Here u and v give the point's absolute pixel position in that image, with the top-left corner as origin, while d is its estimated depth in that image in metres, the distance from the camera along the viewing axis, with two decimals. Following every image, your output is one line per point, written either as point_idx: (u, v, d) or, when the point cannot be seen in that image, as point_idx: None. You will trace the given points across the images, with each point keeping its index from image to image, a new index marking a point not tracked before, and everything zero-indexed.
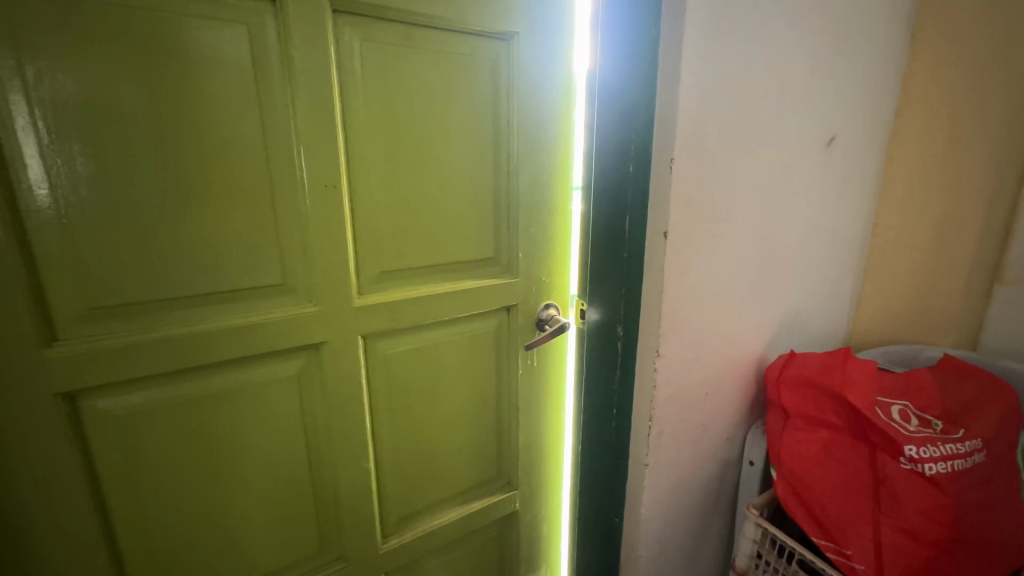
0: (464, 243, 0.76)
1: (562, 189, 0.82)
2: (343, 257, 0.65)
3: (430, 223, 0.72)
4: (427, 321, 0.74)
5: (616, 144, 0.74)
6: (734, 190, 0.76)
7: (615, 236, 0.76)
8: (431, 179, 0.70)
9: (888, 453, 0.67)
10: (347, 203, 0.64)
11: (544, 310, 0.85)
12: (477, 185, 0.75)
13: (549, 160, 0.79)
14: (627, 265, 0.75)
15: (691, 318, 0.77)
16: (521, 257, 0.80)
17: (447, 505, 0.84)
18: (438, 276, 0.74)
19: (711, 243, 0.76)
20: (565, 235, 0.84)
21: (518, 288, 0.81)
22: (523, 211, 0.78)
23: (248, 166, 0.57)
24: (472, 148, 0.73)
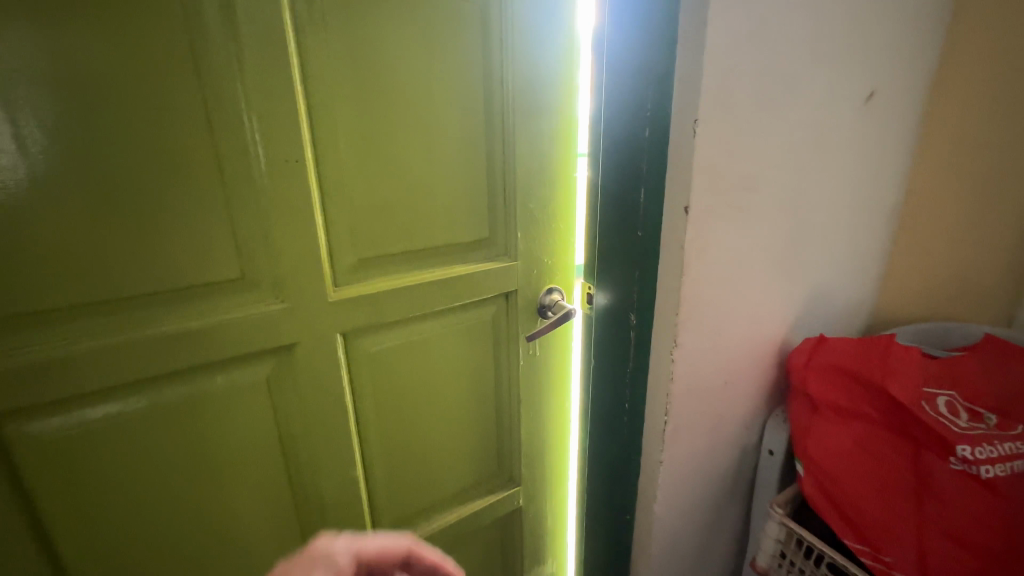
0: (455, 223, 0.66)
1: (566, 158, 0.72)
2: (313, 245, 0.56)
3: (416, 203, 0.62)
4: (416, 314, 0.66)
5: (627, 105, 0.64)
6: (759, 156, 0.66)
7: (626, 212, 0.67)
8: (414, 151, 0.61)
9: (935, 452, 0.60)
10: (315, 181, 0.55)
11: (547, 295, 0.76)
12: (468, 155, 0.65)
13: (550, 124, 0.69)
14: (640, 245, 0.66)
15: (711, 302, 0.69)
16: (520, 237, 0.71)
17: (445, 506, 0.79)
18: (426, 262, 0.65)
19: (734, 218, 0.66)
20: (568, 211, 0.74)
21: (517, 272, 0.73)
22: (520, 184, 0.68)
23: (186, 139, 0.47)
24: (461, 113, 0.63)
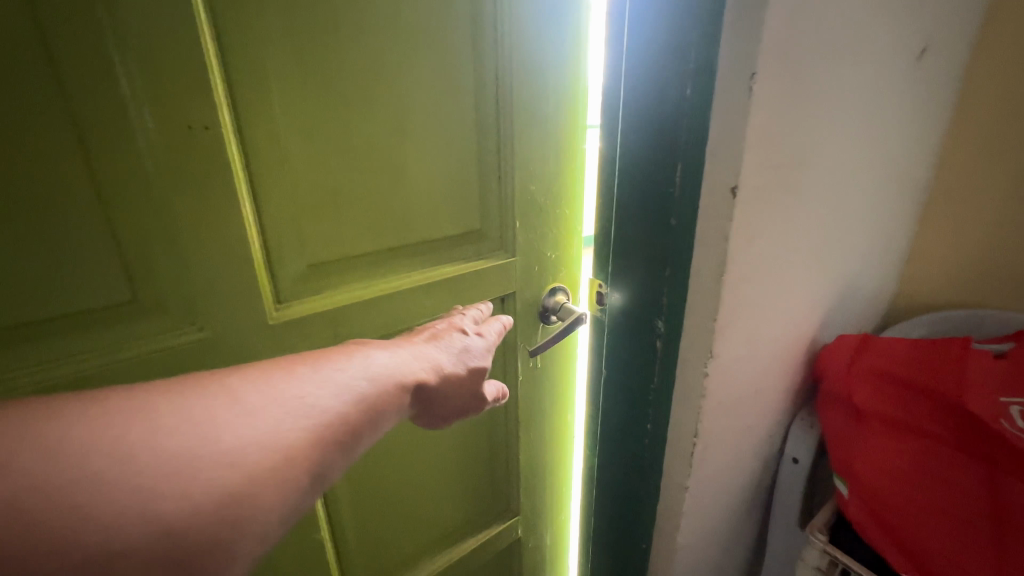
0: (438, 212, 0.52)
1: (574, 128, 0.57)
2: (241, 252, 0.40)
3: (386, 188, 0.47)
4: (391, 331, 0.51)
5: (654, 58, 0.49)
6: (812, 123, 0.53)
7: (649, 196, 0.53)
8: (381, 118, 0.45)
9: (1015, 475, 0.51)
10: (240, 161, 0.39)
11: (550, 296, 0.63)
12: (452, 124, 0.50)
13: (556, 82, 0.54)
14: (667, 239, 0.53)
15: (750, 302, 0.57)
16: (519, 227, 0.57)
17: (431, 550, 0.67)
18: (403, 265, 0.51)
19: (780, 200, 0.54)
20: (574, 194, 0.61)
21: (513, 272, 0.59)
22: (519, 159, 0.54)
23: (19, 101, 0.31)
24: (441, 68, 0.47)
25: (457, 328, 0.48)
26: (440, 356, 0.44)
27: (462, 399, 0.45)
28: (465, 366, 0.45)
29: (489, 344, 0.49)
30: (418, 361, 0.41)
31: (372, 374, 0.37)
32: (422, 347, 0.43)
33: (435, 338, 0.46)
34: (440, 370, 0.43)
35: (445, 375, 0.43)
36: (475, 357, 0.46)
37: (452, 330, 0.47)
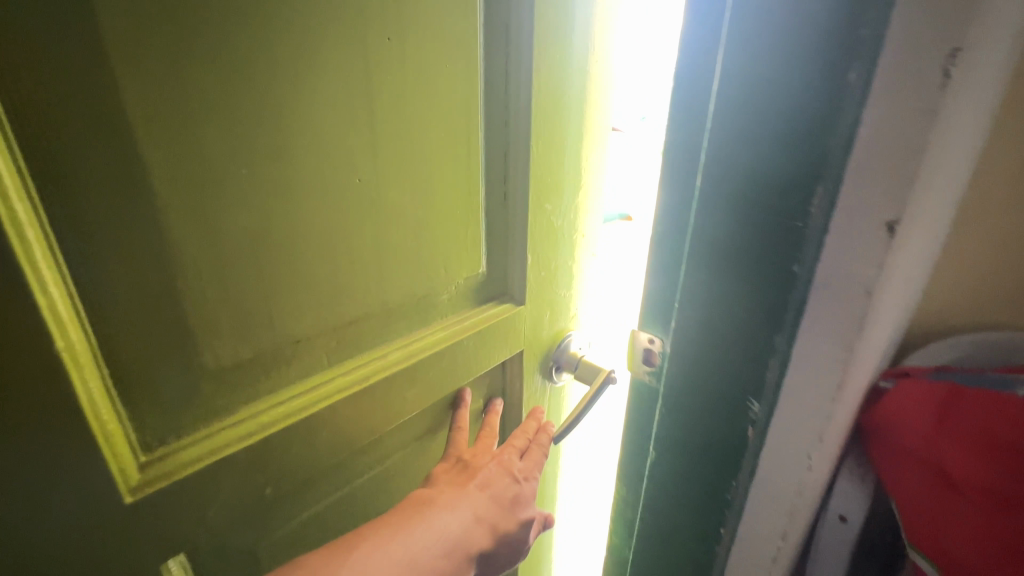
0: (416, 262, 0.36)
1: (583, 143, 0.45)
2: (51, 393, 0.21)
3: (334, 238, 0.31)
4: (352, 441, 0.35)
5: (746, 37, 0.33)
6: (974, 124, 0.37)
7: (749, 225, 0.36)
8: (319, 133, 0.28)
9: None
10: (43, 223, 0.21)
11: (560, 348, 0.51)
12: (432, 138, 0.34)
13: (573, 79, 0.41)
14: (778, 290, 0.36)
15: (872, 365, 0.41)
16: (531, 267, 0.44)
17: None
18: (360, 343, 0.35)
19: (924, 231, 0.38)
20: (585, 222, 0.48)
21: (518, 323, 0.45)
22: (531, 179, 0.41)
23: None
24: (410, 55, 0.31)
25: (507, 469, 0.40)
26: (495, 512, 0.36)
27: (513, 554, 0.38)
28: (518, 523, 0.38)
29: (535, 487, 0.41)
30: (480, 527, 0.34)
31: (448, 547, 0.32)
32: (480, 501, 0.36)
33: (490, 486, 0.37)
34: (496, 531, 0.36)
35: (500, 536, 0.36)
36: (525, 509, 0.39)
37: (505, 471, 0.39)
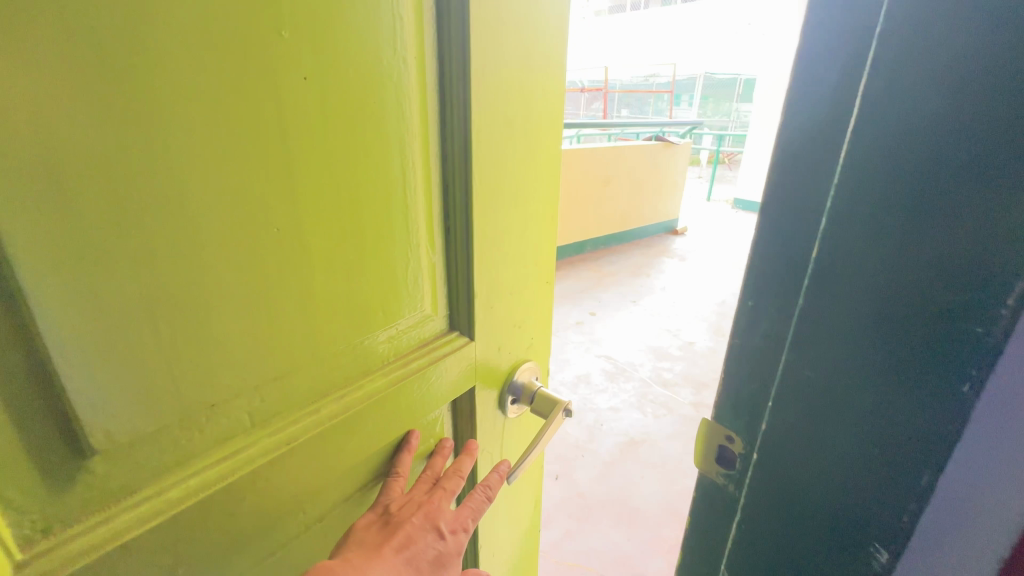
0: (354, 306, 0.34)
1: (529, 164, 0.43)
2: None
3: (239, 294, 0.27)
4: (292, 494, 0.34)
5: (890, 67, 0.25)
6: None
7: (878, 308, 0.29)
8: (225, 186, 0.25)
9: None
10: None
11: (518, 377, 0.51)
12: (358, 175, 0.32)
13: (513, 113, 0.40)
14: (917, 395, 0.29)
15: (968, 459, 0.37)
16: (475, 298, 0.42)
17: None
18: (292, 399, 0.32)
19: None
20: (533, 251, 0.48)
21: (469, 355, 0.44)
22: (468, 213, 0.39)
23: None
24: (330, 95, 0.29)
25: (432, 524, 0.40)
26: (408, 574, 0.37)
27: None
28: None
29: (466, 537, 0.42)
30: None
31: None
32: (393, 566, 0.36)
33: (409, 546, 0.38)
34: None
35: None
36: (445, 563, 0.40)
37: (427, 527, 0.39)
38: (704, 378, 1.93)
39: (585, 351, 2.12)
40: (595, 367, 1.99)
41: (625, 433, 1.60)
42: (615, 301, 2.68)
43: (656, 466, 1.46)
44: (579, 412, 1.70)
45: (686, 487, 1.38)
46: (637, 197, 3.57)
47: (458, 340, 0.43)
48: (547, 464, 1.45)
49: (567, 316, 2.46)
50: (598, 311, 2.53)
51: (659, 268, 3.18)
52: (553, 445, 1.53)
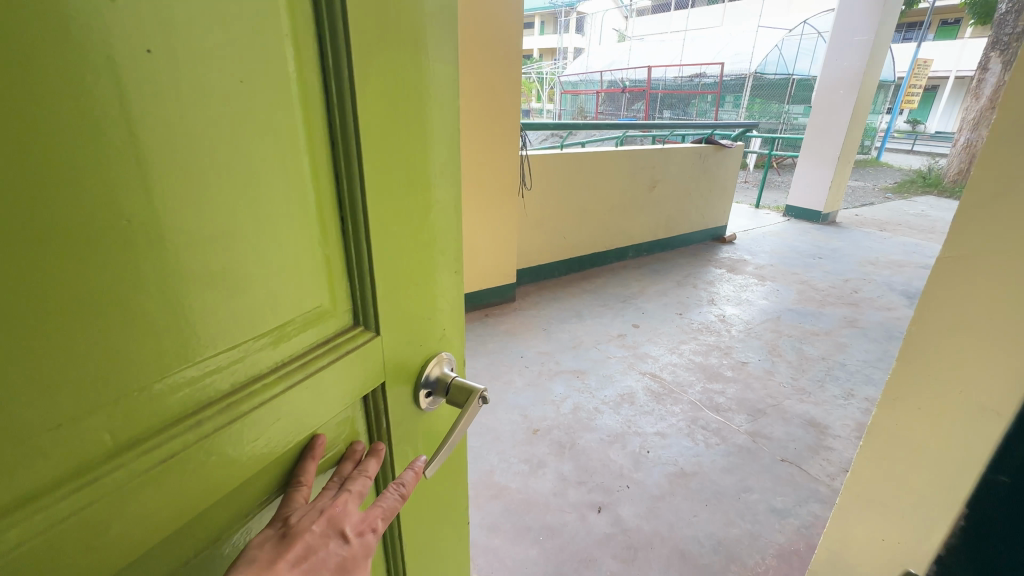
0: (237, 301, 0.30)
1: (424, 155, 0.42)
2: None
3: (77, 294, 0.22)
4: (177, 524, 0.29)
5: None
6: None
7: None
8: (54, 165, 0.21)
9: None
10: None
11: (433, 368, 0.50)
12: (231, 156, 0.28)
13: (403, 95, 0.38)
14: None
15: None
16: (374, 291, 0.41)
17: None
18: (165, 413, 0.28)
19: None
20: (437, 241, 0.47)
21: (373, 351, 0.42)
22: (366, 199, 0.37)
23: None
24: (186, 58, 0.24)
25: (335, 527, 0.37)
26: None
27: None
28: None
29: (375, 538, 0.39)
30: None
31: None
32: None
33: (308, 555, 0.35)
34: None
35: None
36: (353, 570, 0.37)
37: (330, 533, 0.36)
38: (760, 404, 1.77)
39: (629, 369, 2.00)
40: (640, 387, 1.87)
41: (672, 462, 1.47)
42: (660, 313, 2.54)
43: (709, 504, 1.33)
44: (622, 436, 1.59)
45: (744, 531, 1.25)
46: (684, 202, 3.41)
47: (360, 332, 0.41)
48: (589, 493, 1.35)
49: (609, 328, 2.34)
50: (641, 324, 2.40)
51: (706, 280, 3.00)
52: (594, 472, 1.42)
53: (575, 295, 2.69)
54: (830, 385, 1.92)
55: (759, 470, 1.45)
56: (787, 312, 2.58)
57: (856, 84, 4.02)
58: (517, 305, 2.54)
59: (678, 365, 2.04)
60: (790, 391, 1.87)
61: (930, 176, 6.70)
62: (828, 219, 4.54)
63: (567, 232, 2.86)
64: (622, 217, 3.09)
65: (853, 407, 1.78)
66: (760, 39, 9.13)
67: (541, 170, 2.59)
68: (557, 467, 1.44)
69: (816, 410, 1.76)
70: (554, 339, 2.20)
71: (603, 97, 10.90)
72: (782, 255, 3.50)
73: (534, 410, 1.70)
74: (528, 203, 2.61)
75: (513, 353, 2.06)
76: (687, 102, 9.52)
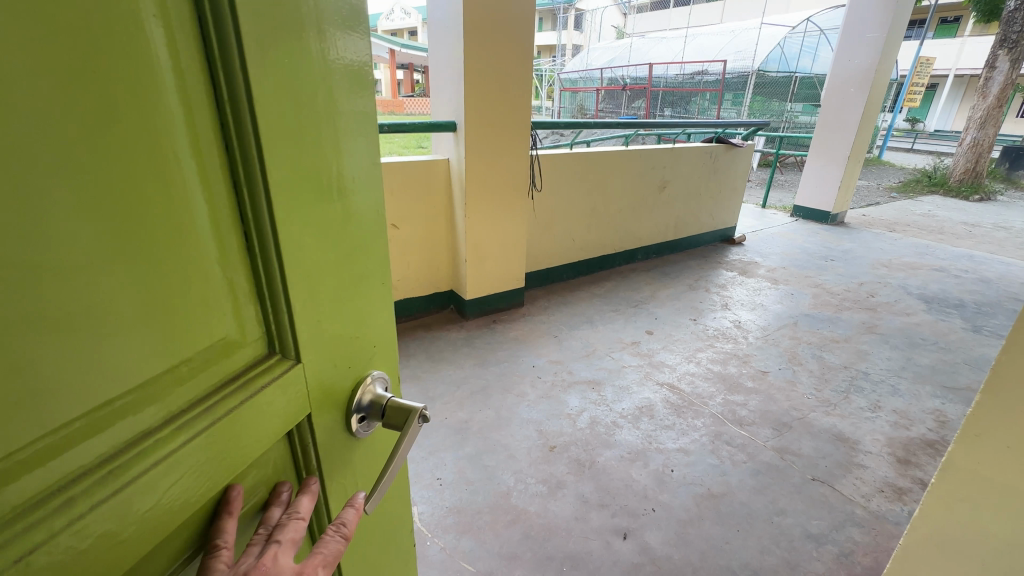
0: (109, 341, 0.25)
1: (339, 158, 0.38)
2: None
3: None
4: None
5: None
6: None
7: None
8: None
9: None
10: None
11: (362, 390, 0.45)
12: (90, 169, 0.23)
13: (306, 93, 0.34)
14: None
15: None
16: (289, 313, 0.36)
17: None
18: (16, 496, 0.22)
19: None
20: (358, 254, 0.42)
21: (296, 382, 0.37)
22: (273, 211, 0.33)
23: None
24: (31, 48, 0.20)
25: None
26: None
27: None
28: None
29: None
30: None
31: None
32: None
33: None
34: None
35: None
36: None
37: None
38: (785, 417, 1.69)
39: (645, 379, 1.92)
40: (658, 400, 1.79)
41: (697, 482, 1.39)
42: (673, 319, 2.46)
43: (741, 530, 1.25)
44: (643, 453, 1.51)
45: (781, 560, 1.17)
46: (694, 202, 3.32)
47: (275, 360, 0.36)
48: (612, 517, 1.27)
49: (622, 334, 2.25)
50: (655, 330, 2.32)
51: (717, 284, 2.92)
52: (616, 494, 1.34)
53: (585, 300, 2.60)
54: (855, 396, 1.84)
55: (790, 491, 1.37)
56: (804, 318, 2.50)
57: (867, 82, 3.93)
58: (525, 311, 2.45)
59: (696, 374, 1.96)
60: (815, 403, 1.79)
61: (935, 173, 6.58)
62: (837, 219, 4.46)
63: (576, 234, 2.77)
64: (631, 218, 3.00)
65: (882, 420, 1.70)
66: (763, 36, 9.03)
67: (550, 170, 2.50)
68: (577, 488, 1.36)
69: (843, 423, 1.68)
70: (565, 347, 2.12)
71: (604, 94, 10.79)
72: (794, 257, 3.42)
73: (549, 425, 1.62)
74: (536, 204, 2.52)
75: (524, 363, 1.98)
76: (690, 100, 9.43)
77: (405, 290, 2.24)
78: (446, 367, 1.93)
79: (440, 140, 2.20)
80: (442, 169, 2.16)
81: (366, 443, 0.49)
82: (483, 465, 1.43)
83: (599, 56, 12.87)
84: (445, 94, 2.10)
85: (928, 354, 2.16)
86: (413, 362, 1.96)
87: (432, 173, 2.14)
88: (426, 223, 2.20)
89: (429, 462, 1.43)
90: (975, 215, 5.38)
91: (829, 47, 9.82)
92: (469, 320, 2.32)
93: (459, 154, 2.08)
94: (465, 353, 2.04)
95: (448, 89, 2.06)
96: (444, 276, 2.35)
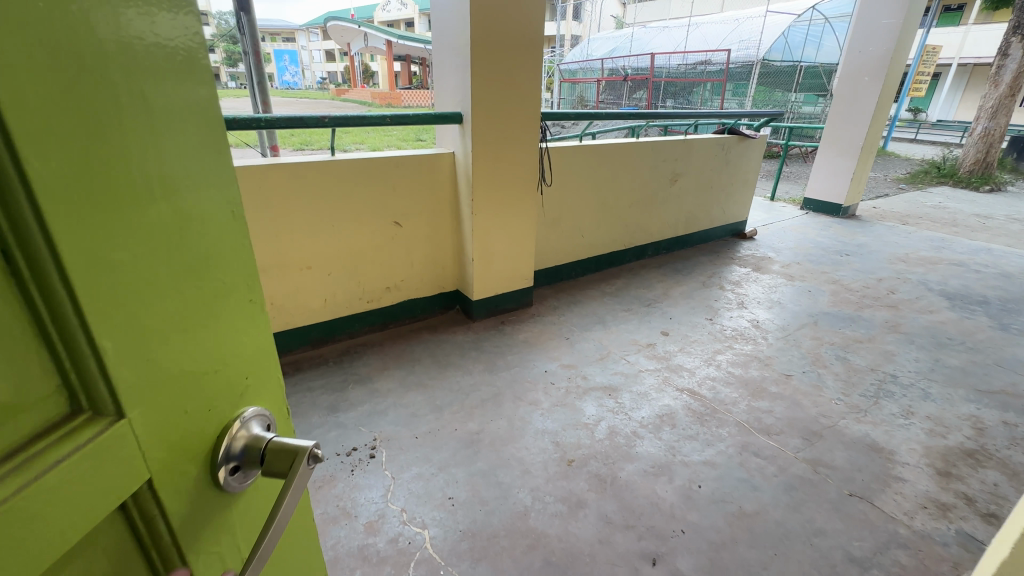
0: None
1: (159, 142, 0.27)
2: None
3: None
4: None
5: None
6: None
7: None
8: None
9: None
10: None
11: (233, 430, 0.34)
12: None
13: (86, 43, 0.23)
14: None
15: None
16: (98, 362, 0.25)
17: None
18: None
19: None
20: (213, 267, 0.32)
21: (120, 452, 0.26)
22: (49, 217, 0.22)
23: None
24: None
25: None
26: None
27: None
28: None
29: None
30: None
31: None
32: None
33: None
34: None
35: None
36: None
37: None
38: (814, 426, 1.60)
39: (663, 384, 1.82)
40: (679, 407, 1.69)
41: (727, 499, 1.30)
42: (688, 318, 2.36)
43: (779, 553, 1.15)
44: (667, 466, 1.41)
45: None
46: (705, 196, 3.21)
47: (77, 421, 0.25)
48: (639, 540, 1.18)
49: (636, 336, 2.16)
50: (670, 330, 2.22)
51: (731, 280, 2.82)
52: (641, 514, 1.25)
53: (596, 299, 2.50)
54: (886, 401, 1.75)
55: (827, 508, 1.28)
56: (825, 316, 2.41)
57: (881, 70, 3.81)
58: (535, 311, 2.35)
59: (717, 378, 1.87)
60: (844, 409, 1.69)
61: (945, 164, 6.45)
62: (848, 212, 4.35)
63: (585, 230, 2.66)
64: (641, 213, 2.89)
65: (916, 428, 1.61)
66: (767, 25, 8.85)
67: (559, 164, 2.39)
68: (599, 507, 1.27)
69: (876, 431, 1.59)
70: (577, 350, 2.02)
71: (605, 86, 10.63)
72: (808, 252, 3.32)
73: (565, 436, 1.52)
74: (545, 199, 2.41)
75: (535, 367, 1.88)
76: (693, 91, 9.29)
77: (409, 290, 2.14)
78: (455, 373, 1.83)
79: (445, 132, 2.09)
80: (447, 163, 2.05)
81: (252, 499, 0.38)
82: (498, 481, 1.34)
83: (600, 47, 12.66)
84: (449, 83, 1.98)
85: (956, 354, 2.07)
86: (420, 368, 1.87)
87: (436, 168, 2.03)
88: (431, 220, 2.09)
89: (440, 479, 1.33)
90: (986, 206, 5.27)
91: (834, 35, 9.64)
92: (476, 322, 2.22)
93: (465, 147, 1.97)
94: (473, 358, 1.94)
95: (453, 79, 1.94)
96: (450, 276, 2.25)
